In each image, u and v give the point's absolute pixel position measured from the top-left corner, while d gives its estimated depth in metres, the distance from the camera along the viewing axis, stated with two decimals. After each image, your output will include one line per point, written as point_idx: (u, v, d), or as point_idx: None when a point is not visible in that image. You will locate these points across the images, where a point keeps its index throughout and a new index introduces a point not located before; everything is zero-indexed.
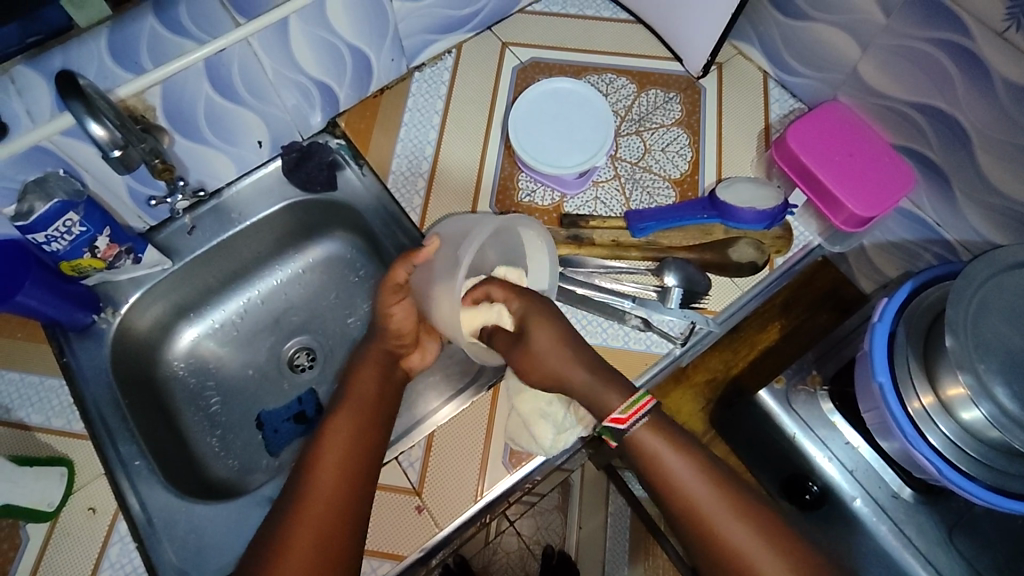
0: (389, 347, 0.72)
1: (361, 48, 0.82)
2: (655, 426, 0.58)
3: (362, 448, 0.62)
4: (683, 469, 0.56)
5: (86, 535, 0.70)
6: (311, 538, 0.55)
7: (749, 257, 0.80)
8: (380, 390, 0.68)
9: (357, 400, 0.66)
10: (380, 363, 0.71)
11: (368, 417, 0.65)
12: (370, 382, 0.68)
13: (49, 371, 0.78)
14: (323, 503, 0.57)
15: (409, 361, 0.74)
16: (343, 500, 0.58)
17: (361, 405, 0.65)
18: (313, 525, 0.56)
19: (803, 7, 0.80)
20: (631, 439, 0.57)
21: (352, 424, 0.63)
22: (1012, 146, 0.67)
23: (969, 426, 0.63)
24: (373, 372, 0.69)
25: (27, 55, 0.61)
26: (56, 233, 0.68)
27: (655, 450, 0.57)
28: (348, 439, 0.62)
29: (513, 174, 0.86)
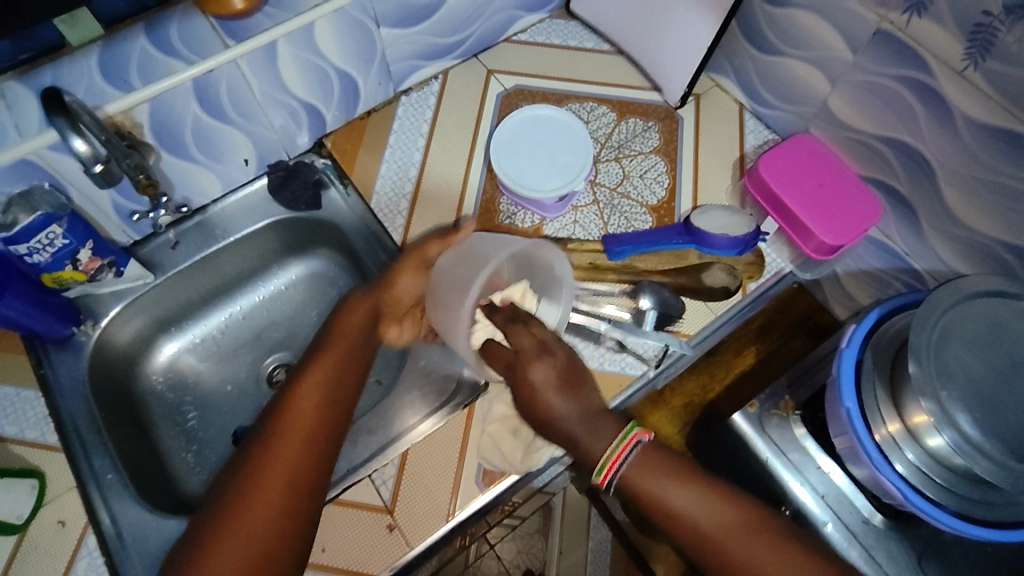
0: (381, 304, 0.70)
1: (349, 73, 0.85)
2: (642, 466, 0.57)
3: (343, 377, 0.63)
4: (683, 502, 0.56)
5: (55, 549, 0.70)
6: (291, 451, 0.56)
7: (721, 282, 0.83)
8: (361, 337, 0.68)
9: (343, 340, 0.66)
10: (364, 309, 0.70)
11: (351, 356, 0.65)
12: (354, 321, 0.69)
13: (26, 383, 0.78)
14: (302, 428, 0.58)
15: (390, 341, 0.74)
16: (320, 430, 0.59)
17: (341, 352, 0.65)
18: (291, 441, 0.57)
19: (775, 43, 0.84)
20: (627, 482, 0.57)
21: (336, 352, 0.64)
22: (974, 180, 0.70)
23: (935, 454, 0.64)
24: (359, 323, 0.68)
25: (19, 71, 0.65)
26: (39, 246, 0.69)
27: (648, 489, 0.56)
28: (326, 385, 0.62)
29: (494, 198, 0.88)
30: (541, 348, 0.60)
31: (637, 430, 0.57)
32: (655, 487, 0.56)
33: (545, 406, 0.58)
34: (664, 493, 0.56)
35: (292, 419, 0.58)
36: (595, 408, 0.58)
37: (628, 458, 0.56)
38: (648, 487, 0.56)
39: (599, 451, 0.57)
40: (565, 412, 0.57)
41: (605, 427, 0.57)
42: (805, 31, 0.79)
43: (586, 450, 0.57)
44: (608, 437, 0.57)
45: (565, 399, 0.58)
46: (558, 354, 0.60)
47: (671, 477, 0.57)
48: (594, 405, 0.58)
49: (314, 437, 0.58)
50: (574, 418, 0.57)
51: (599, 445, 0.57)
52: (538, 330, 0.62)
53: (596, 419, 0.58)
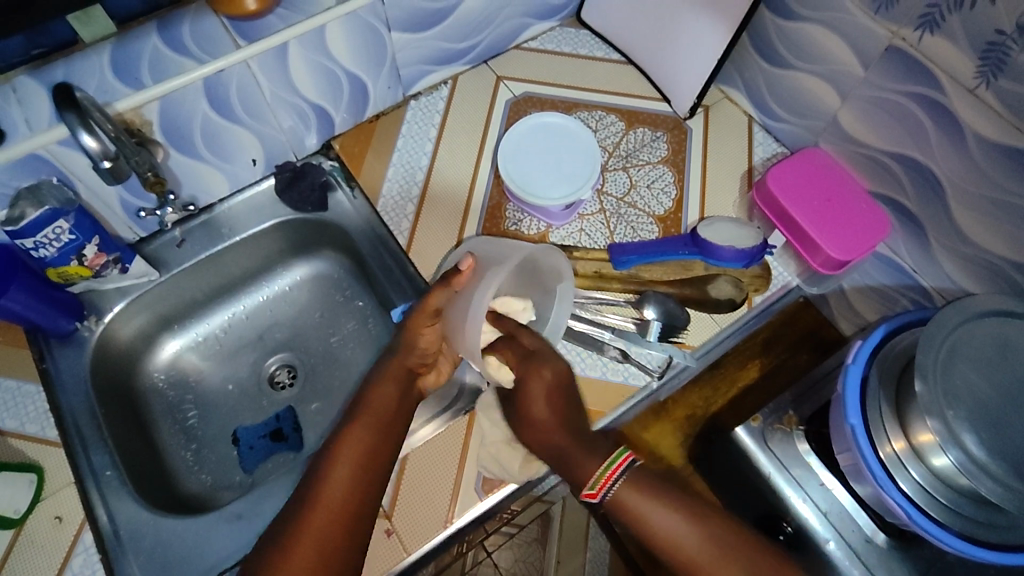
0: (409, 366, 0.65)
1: (358, 76, 0.85)
2: (628, 490, 0.56)
3: (377, 456, 0.57)
4: (667, 525, 0.54)
5: (51, 544, 0.69)
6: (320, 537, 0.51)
7: (726, 294, 0.82)
8: (398, 403, 0.61)
9: (374, 414, 0.59)
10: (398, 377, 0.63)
11: (384, 429, 0.58)
12: (386, 398, 0.61)
13: (28, 377, 0.78)
14: (334, 506, 0.53)
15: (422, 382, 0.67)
16: (353, 512, 0.53)
17: (377, 417, 0.59)
18: (320, 528, 0.52)
19: (786, 56, 0.84)
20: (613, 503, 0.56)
21: (372, 425, 0.58)
22: (984, 199, 0.69)
23: (940, 473, 0.64)
24: (392, 388, 0.62)
25: (30, 65, 0.69)
26: (45, 240, 0.69)
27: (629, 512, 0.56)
28: (362, 453, 0.56)
29: (501, 204, 0.88)
30: (531, 359, 0.63)
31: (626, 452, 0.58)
32: (641, 507, 0.55)
33: (535, 417, 0.62)
34: (651, 517, 0.55)
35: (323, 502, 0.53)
36: (586, 433, 0.60)
37: (618, 476, 0.56)
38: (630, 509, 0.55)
39: (590, 472, 0.57)
40: (553, 421, 0.61)
41: (595, 448, 0.59)
42: (817, 45, 0.79)
43: (578, 470, 0.58)
44: (600, 455, 0.58)
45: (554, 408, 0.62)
46: (555, 363, 0.63)
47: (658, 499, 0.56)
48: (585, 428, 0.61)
49: (343, 531, 0.52)
50: (565, 437, 0.60)
51: (590, 466, 0.57)
52: (529, 339, 0.65)
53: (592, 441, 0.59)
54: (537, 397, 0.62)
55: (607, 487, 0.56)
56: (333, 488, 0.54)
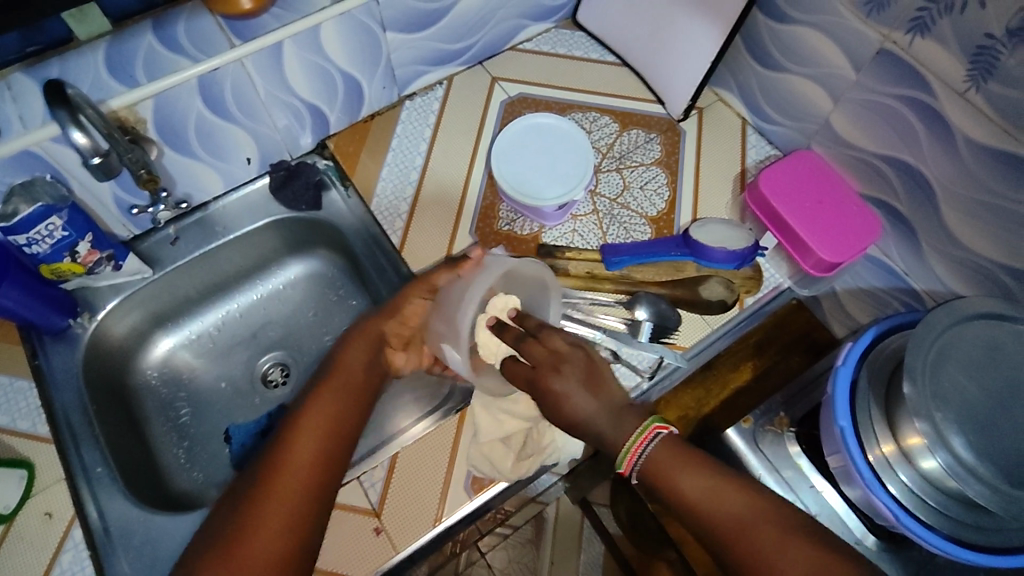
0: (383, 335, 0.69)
1: (353, 75, 0.85)
2: (662, 459, 0.53)
3: (342, 421, 0.59)
4: (702, 493, 0.51)
5: (40, 541, 0.69)
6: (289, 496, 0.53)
7: (718, 295, 0.83)
8: (365, 374, 0.66)
9: (344, 377, 0.64)
10: (368, 346, 0.69)
11: (350, 391, 0.63)
12: (353, 369, 0.66)
13: (20, 373, 0.78)
14: (307, 450, 0.56)
15: (394, 359, 0.70)
16: (326, 456, 0.56)
17: (346, 383, 0.63)
18: (289, 488, 0.53)
19: (779, 59, 0.84)
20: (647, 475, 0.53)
21: (338, 397, 0.61)
22: (974, 202, 0.70)
23: (928, 476, 0.64)
24: (362, 357, 0.67)
25: (24, 62, 0.68)
26: (38, 236, 0.69)
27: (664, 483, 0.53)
28: (332, 408, 0.60)
29: (494, 204, 0.88)
30: (555, 360, 0.55)
31: (654, 423, 0.54)
32: (676, 478, 0.52)
33: (568, 406, 0.54)
34: (685, 487, 0.52)
35: (290, 462, 0.54)
36: (617, 402, 0.55)
37: (647, 446, 0.53)
38: (666, 479, 0.52)
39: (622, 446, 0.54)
40: (591, 412, 0.54)
41: (626, 422, 0.54)
42: (809, 48, 0.79)
43: (611, 444, 0.54)
44: (628, 425, 0.54)
45: (588, 396, 0.54)
46: (577, 354, 0.56)
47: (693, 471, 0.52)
48: (617, 401, 0.55)
49: (310, 491, 0.54)
50: (601, 414, 0.54)
51: (621, 439, 0.54)
52: (553, 339, 0.57)
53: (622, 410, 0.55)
54: (567, 392, 0.54)
55: (636, 458, 0.53)
56: (301, 450, 0.56)
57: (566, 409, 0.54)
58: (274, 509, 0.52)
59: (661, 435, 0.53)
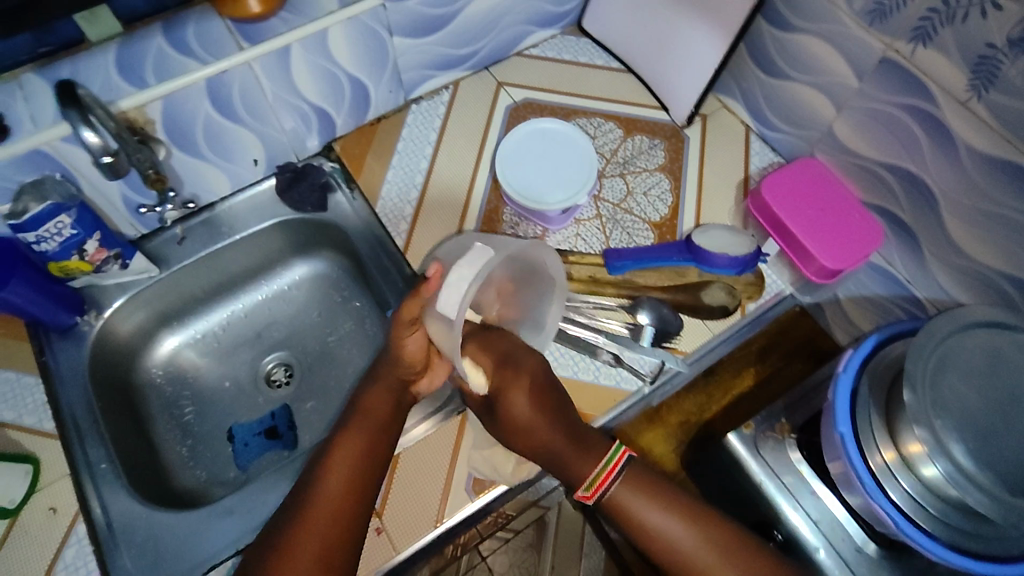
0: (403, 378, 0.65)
1: (360, 79, 0.86)
2: (627, 488, 0.62)
3: (368, 465, 0.60)
4: (663, 523, 0.60)
5: (45, 535, 0.69)
6: (316, 534, 0.55)
7: (720, 301, 0.83)
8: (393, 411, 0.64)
9: (372, 416, 0.63)
10: (388, 392, 0.65)
11: (378, 431, 0.62)
12: (377, 417, 0.63)
13: (27, 369, 0.78)
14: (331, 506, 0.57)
15: (416, 387, 0.67)
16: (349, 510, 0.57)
17: (373, 418, 0.63)
18: (317, 528, 0.56)
19: (782, 66, 0.85)
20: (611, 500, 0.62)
21: (363, 437, 0.61)
22: (976, 211, 0.70)
23: (929, 484, 0.64)
24: (388, 394, 0.65)
25: (37, 63, 0.72)
26: (47, 234, 0.70)
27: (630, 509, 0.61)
28: (357, 453, 0.60)
29: (498, 208, 0.88)
30: (514, 364, 0.65)
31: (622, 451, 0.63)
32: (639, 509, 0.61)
33: (525, 424, 0.63)
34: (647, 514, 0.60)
35: (320, 500, 0.57)
36: (579, 433, 0.64)
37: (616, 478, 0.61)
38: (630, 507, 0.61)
39: (587, 472, 0.62)
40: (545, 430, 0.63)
41: (591, 447, 0.63)
42: (813, 57, 0.80)
43: (574, 470, 0.62)
44: (596, 454, 0.63)
45: (543, 419, 0.63)
46: (529, 367, 0.66)
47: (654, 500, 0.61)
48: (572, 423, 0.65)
49: (341, 528, 0.56)
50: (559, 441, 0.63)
51: (585, 468, 0.62)
52: (503, 343, 0.67)
53: (584, 439, 0.64)
54: (522, 406, 0.64)
55: (605, 484, 0.61)
56: (329, 493, 0.58)
57: (514, 417, 0.64)
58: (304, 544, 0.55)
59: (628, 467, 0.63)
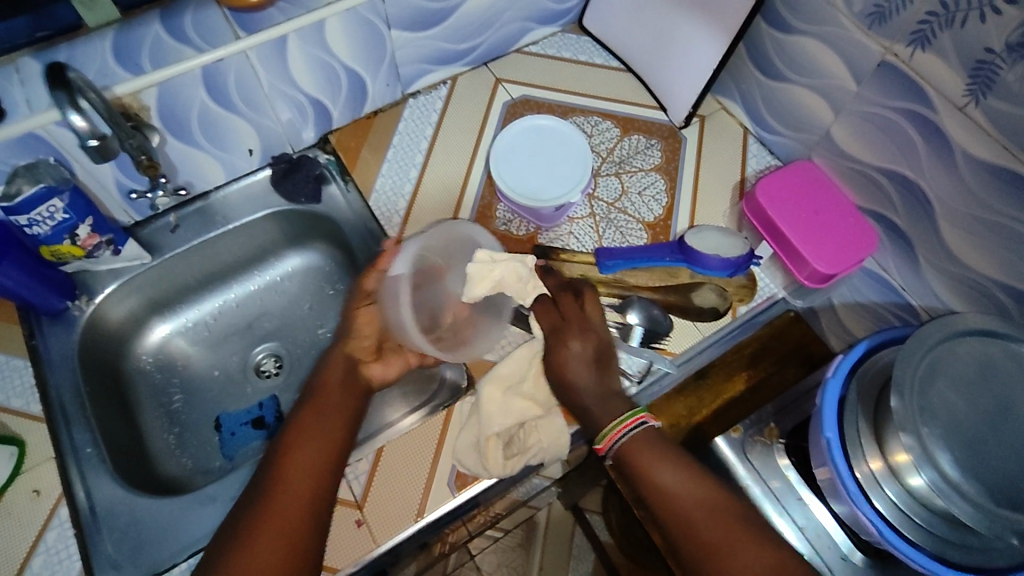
0: (353, 353, 0.71)
1: (357, 72, 0.86)
2: (638, 444, 0.59)
3: (330, 450, 0.62)
4: (669, 480, 0.57)
5: (28, 518, 0.69)
6: (289, 519, 0.56)
7: (711, 302, 0.83)
8: (346, 391, 0.68)
9: (324, 401, 0.66)
10: (342, 364, 0.71)
11: (335, 410, 0.66)
12: (333, 393, 0.67)
13: (17, 352, 0.79)
14: (300, 478, 0.59)
15: (369, 371, 0.71)
16: (317, 480, 0.60)
17: (326, 402, 0.66)
18: (291, 515, 0.57)
19: (781, 69, 0.84)
20: (621, 455, 0.59)
21: (321, 419, 0.64)
22: (972, 218, 0.70)
23: (915, 493, 0.63)
24: (339, 377, 0.69)
25: (35, 47, 0.72)
26: (39, 218, 0.71)
27: (640, 464, 0.58)
28: (318, 432, 0.63)
29: (492, 204, 0.88)
30: (584, 324, 0.66)
31: (642, 413, 0.61)
32: (648, 462, 0.58)
33: (569, 371, 0.64)
34: (655, 471, 0.58)
35: (286, 475, 0.59)
36: (614, 390, 0.64)
37: (629, 431, 0.59)
38: (640, 461, 0.58)
39: (606, 423, 0.61)
40: (588, 386, 0.63)
41: (613, 407, 0.62)
42: (812, 60, 0.80)
43: (594, 419, 0.62)
44: (616, 412, 0.62)
45: (594, 376, 0.64)
46: (596, 333, 0.66)
47: (663, 460, 0.58)
48: (612, 388, 0.64)
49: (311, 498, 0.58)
50: (591, 391, 0.63)
51: (606, 416, 0.62)
52: (591, 306, 0.68)
53: (611, 396, 0.63)
54: (575, 359, 0.64)
55: (616, 438, 0.60)
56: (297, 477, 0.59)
57: (565, 370, 0.64)
58: (277, 534, 0.55)
59: (646, 424, 0.60)
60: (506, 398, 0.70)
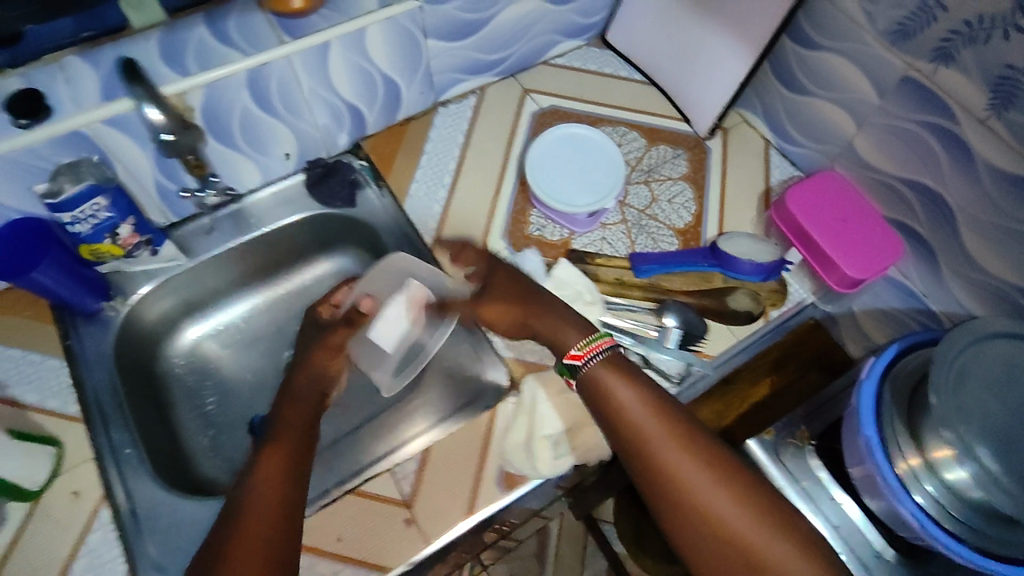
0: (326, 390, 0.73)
1: (393, 81, 0.88)
2: (608, 363, 0.61)
3: (295, 468, 0.59)
4: (632, 397, 0.59)
5: (67, 520, 0.68)
6: (260, 536, 0.52)
7: (745, 306, 0.84)
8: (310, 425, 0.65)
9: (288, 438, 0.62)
10: (309, 411, 0.68)
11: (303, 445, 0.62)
12: (292, 430, 0.65)
13: (52, 352, 0.77)
14: (266, 503, 0.55)
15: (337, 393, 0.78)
16: (283, 509, 0.55)
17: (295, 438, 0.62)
18: (256, 538, 0.53)
19: (805, 84, 0.88)
20: (588, 372, 0.61)
21: (287, 449, 0.60)
22: (991, 225, 0.73)
23: (953, 487, 0.65)
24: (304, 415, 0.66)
25: (80, 47, 0.72)
26: (81, 216, 0.70)
27: (608, 381, 0.60)
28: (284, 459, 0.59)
29: (525, 210, 0.89)
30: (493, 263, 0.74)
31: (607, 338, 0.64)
32: (614, 381, 0.60)
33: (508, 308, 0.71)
34: (621, 389, 0.59)
35: (253, 509, 0.54)
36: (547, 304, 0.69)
37: (599, 351, 0.62)
38: (607, 378, 0.60)
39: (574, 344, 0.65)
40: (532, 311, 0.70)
41: (564, 329, 0.67)
42: (836, 74, 0.83)
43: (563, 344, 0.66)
44: (585, 330, 0.66)
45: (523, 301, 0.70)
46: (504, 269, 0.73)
47: (630, 381, 0.60)
48: (543, 303, 0.70)
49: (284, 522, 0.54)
50: (540, 315, 0.69)
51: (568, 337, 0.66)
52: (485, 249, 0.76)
53: (548, 309, 0.69)
54: (502, 294, 0.71)
55: (594, 352, 0.62)
56: (256, 508, 0.55)
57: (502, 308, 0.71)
58: (248, 549, 0.52)
59: (613, 348, 0.63)
60: (558, 399, 0.73)
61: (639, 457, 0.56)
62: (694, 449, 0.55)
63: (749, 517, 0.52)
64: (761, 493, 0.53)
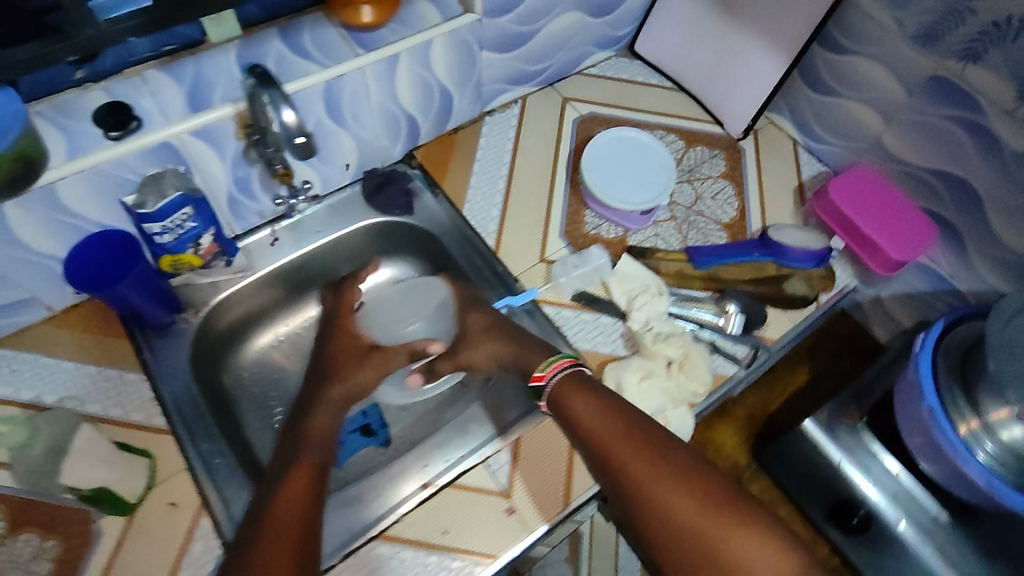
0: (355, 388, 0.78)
1: (449, 91, 0.91)
2: (566, 383, 0.69)
3: (314, 482, 0.64)
4: (587, 411, 0.65)
5: (166, 531, 0.67)
6: (287, 533, 0.58)
7: (801, 291, 0.89)
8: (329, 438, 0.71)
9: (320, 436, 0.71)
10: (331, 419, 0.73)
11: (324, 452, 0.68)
12: (323, 433, 0.71)
13: (127, 366, 0.76)
14: (292, 508, 0.60)
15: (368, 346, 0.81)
16: (309, 513, 0.61)
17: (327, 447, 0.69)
18: (284, 533, 0.58)
19: (832, 85, 0.94)
20: (552, 392, 0.69)
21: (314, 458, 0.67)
22: (1018, 207, 0.80)
23: (1012, 446, 0.70)
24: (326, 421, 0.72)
25: (160, 61, 0.74)
26: (170, 226, 0.72)
27: (567, 400, 0.67)
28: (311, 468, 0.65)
29: (579, 210, 0.93)
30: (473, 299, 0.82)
31: (565, 359, 0.71)
32: (571, 399, 0.67)
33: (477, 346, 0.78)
34: (577, 405, 0.66)
35: (275, 517, 0.60)
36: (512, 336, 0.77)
37: (556, 374, 0.69)
38: (565, 397, 0.68)
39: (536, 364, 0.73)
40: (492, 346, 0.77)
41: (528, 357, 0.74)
42: (863, 75, 0.90)
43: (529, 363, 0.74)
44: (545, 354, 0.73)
45: (489, 337, 0.78)
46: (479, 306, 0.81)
47: (587, 395, 0.67)
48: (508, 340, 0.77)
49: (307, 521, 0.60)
50: (502, 347, 0.76)
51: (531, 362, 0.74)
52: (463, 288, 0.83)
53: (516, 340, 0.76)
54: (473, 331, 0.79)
55: (551, 374, 0.70)
56: (285, 517, 0.59)
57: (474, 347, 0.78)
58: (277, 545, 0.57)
59: (572, 369, 0.70)
60: (642, 385, 0.77)
61: (601, 465, 0.63)
62: (649, 451, 0.61)
63: (704, 514, 0.57)
64: (716, 485, 0.59)
